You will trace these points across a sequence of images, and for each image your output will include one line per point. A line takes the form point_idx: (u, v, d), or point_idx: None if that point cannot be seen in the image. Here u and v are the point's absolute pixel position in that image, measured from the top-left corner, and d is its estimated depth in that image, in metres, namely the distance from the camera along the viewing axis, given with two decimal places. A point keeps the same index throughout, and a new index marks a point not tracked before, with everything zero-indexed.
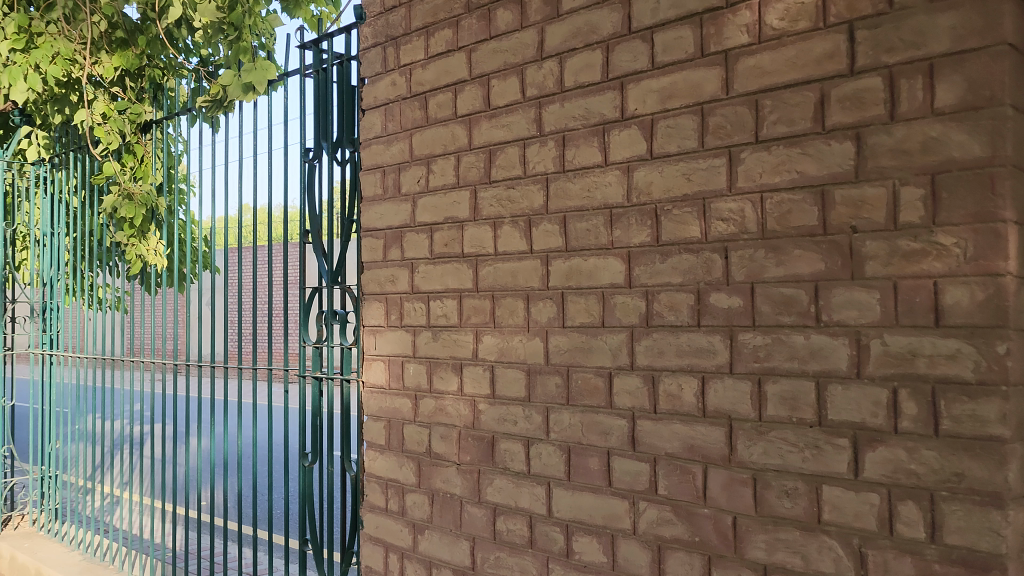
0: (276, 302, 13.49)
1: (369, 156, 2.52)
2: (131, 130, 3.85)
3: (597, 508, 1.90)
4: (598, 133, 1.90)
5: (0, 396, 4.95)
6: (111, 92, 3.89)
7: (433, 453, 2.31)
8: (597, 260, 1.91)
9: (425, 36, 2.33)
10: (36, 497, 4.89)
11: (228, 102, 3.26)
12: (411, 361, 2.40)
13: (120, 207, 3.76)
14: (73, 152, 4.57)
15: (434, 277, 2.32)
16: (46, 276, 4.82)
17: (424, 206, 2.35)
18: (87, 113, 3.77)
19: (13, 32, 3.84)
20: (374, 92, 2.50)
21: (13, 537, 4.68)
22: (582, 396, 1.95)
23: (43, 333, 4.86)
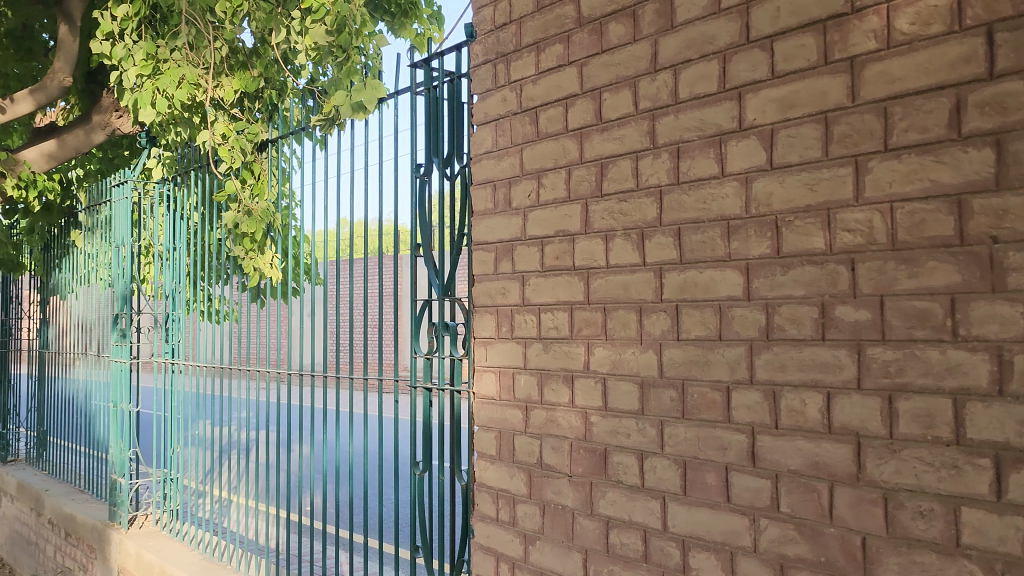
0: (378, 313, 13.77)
1: (480, 171, 2.57)
2: (250, 149, 4.03)
3: (716, 524, 1.87)
4: (715, 144, 1.88)
5: (127, 402, 5.24)
6: (231, 113, 4.09)
7: (544, 465, 2.32)
8: (714, 272, 1.89)
9: (536, 52, 2.35)
10: (159, 498, 5.15)
11: (340, 120, 3.37)
12: (522, 372, 2.42)
13: (241, 223, 3.95)
14: (195, 171, 4.82)
15: (545, 289, 2.34)
16: (169, 288, 5.08)
17: (535, 219, 2.37)
18: (209, 134, 3.97)
19: (142, 60, 4.08)
20: (485, 108, 2.54)
21: (139, 536, 4.93)
22: (698, 410, 1.92)
23: (166, 342, 5.13)
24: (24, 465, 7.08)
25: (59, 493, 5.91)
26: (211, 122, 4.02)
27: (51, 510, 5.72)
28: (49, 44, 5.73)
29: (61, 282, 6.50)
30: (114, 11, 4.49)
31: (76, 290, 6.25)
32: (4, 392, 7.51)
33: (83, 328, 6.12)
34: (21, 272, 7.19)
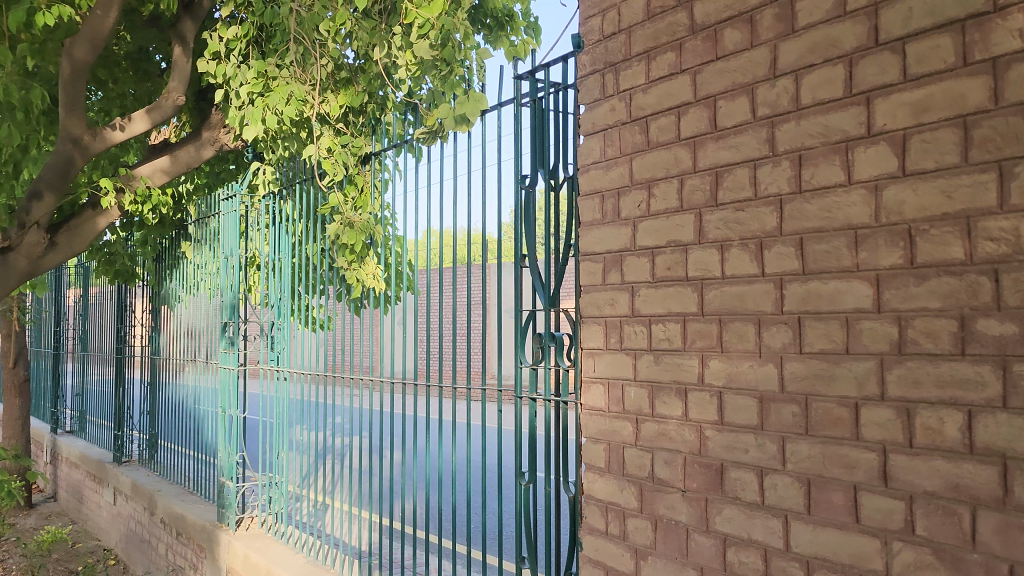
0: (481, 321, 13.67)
1: (588, 181, 2.55)
2: (353, 162, 4.09)
3: (843, 546, 1.80)
4: (841, 151, 1.82)
5: (234, 407, 5.44)
6: (336, 128, 4.18)
7: (656, 479, 2.28)
8: (839, 283, 1.82)
9: (647, 61, 2.33)
10: (264, 501, 5.30)
11: (443, 132, 3.38)
12: (631, 385, 2.38)
13: (343, 234, 4.00)
14: (300, 184, 4.96)
15: (656, 300, 2.29)
16: (275, 298, 5.24)
17: (644, 230, 2.34)
18: (315, 148, 4.08)
19: (253, 78, 4.29)
20: (593, 118, 2.53)
21: (246, 536, 5.09)
22: (824, 426, 1.85)
23: (271, 350, 5.29)
24: (137, 466, 7.42)
25: (170, 494, 6.17)
26: (317, 136, 4.12)
27: (164, 510, 5.97)
28: (162, 65, 6.00)
29: (172, 291, 6.79)
30: (223, 31, 4.67)
31: (186, 299, 6.52)
32: (119, 396, 7.89)
33: (193, 336, 6.38)
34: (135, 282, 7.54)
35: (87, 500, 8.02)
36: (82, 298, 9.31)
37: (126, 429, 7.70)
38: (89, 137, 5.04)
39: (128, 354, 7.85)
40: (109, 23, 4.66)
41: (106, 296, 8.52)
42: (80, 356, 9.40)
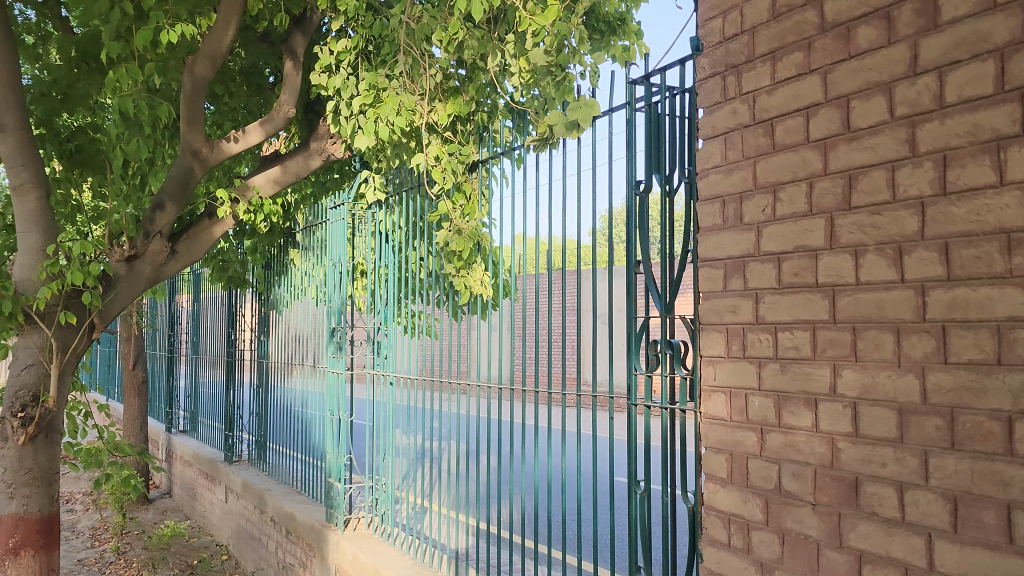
0: (590, 327, 13.40)
1: (707, 186, 2.50)
2: (461, 169, 4.17)
3: (995, 568, 1.71)
4: (992, 150, 1.74)
5: (341, 411, 5.58)
6: (443, 136, 4.26)
7: (783, 491, 2.21)
8: (990, 290, 1.73)
9: (772, 61, 2.27)
10: (370, 502, 5.42)
11: (554, 139, 3.40)
12: (756, 394, 2.31)
13: (452, 241, 4.08)
14: (405, 192, 5.05)
15: (782, 307, 2.22)
16: (380, 305, 5.35)
17: (770, 235, 2.27)
18: (424, 156, 4.15)
19: (365, 89, 4.37)
20: (713, 121, 2.48)
21: (354, 536, 5.22)
22: (972, 440, 1.76)
23: (376, 355, 5.40)
24: (246, 465, 7.69)
25: (279, 493, 6.37)
26: (426, 145, 4.19)
27: (274, 509, 6.17)
28: (270, 79, 6.22)
29: (280, 297, 7.02)
30: (334, 45, 4.79)
31: (293, 305, 6.74)
32: (230, 398, 8.21)
33: (301, 341, 6.58)
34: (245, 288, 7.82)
35: (200, 498, 8.38)
36: (195, 304, 9.73)
37: (237, 430, 8.00)
38: (208, 149, 5.27)
39: (237, 358, 8.15)
40: (227, 40, 4.89)
41: (217, 302, 8.88)
42: (193, 360, 9.82)
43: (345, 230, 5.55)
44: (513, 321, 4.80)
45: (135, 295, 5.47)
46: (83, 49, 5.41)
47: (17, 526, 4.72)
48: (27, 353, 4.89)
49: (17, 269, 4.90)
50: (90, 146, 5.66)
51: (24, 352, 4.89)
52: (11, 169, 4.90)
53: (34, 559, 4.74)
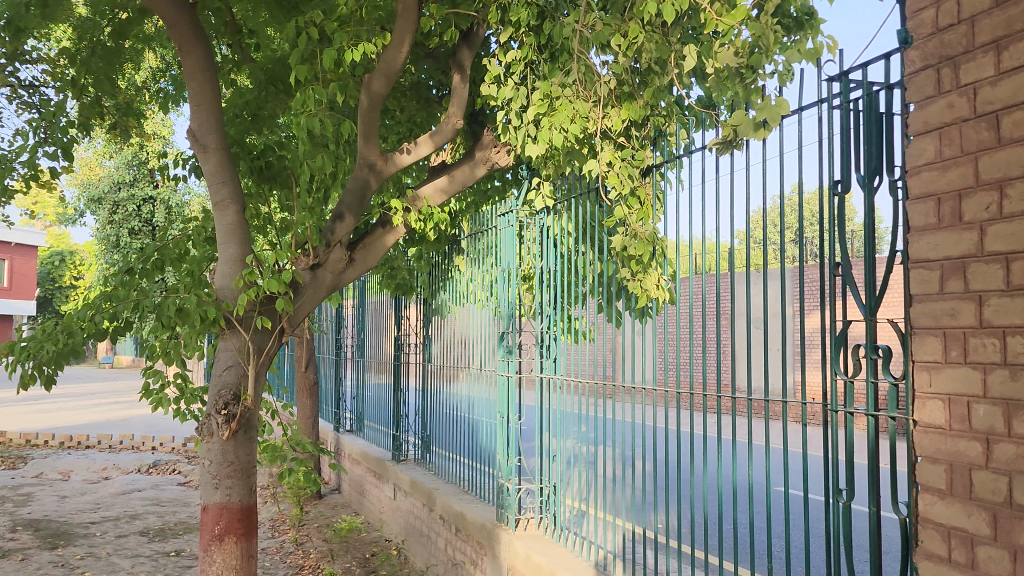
0: (750, 333, 12.91)
1: (919, 184, 2.40)
2: (636, 174, 4.23)
3: None
4: None
5: (511, 413, 5.69)
6: (617, 141, 4.35)
7: (1015, 505, 2.09)
8: None
9: (995, 51, 2.16)
10: (540, 504, 5.50)
11: (739, 141, 3.38)
12: (980, 402, 2.20)
13: (630, 246, 4.12)
14: (575, 198, 5.12)
15: (1012, 310, 2.10)
16: (546, 309, 5.44)
17: (995, 234, 2.15)
18: (598, 163, 4.20)
19: (539, 99, 4.48)
20: (925, 116, 2.38)
21: (526, 537, 5.31)
22: None
23: (543, 360, 5.46)
24: (413, 464, 7.98)
25: (448, 492, 6.58)
26: (599, 152, 4.24)
27: (444, 508, 6.39)
28: (438, 92, 6.42)
29: (445, 302, 7.26)
30: (503, 56, 4.93)
31: (458, 310, 6.95)
32: (395, 400, 8.55)
33: (466, 345, 6.78)
34: (411, 295, 8.11)
35: (369, 495, 8.77)
36: (361, 309, 10.23)
37: (403, 431, 8.31)
38: (383, 162, 5.54)
39: (404, 361, 8.48)
40: (402, 56, 5.08)
41: (383, 307, 9.28)
42: (359, 363, 10.31)
43: (515, 235, 5.68)
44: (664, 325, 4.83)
45: (318, 302, 5.79)
46: (269, 73, 5.98)
47: (222, 514, 5.14)
48: (228, 354, 5.33)
49: (218, 278, 5.36)
50: (278, 163, 6.02)
51: (226, 354, 5.34)
52: (213, 185, 5.37)
53: (236, 545, 5.14)
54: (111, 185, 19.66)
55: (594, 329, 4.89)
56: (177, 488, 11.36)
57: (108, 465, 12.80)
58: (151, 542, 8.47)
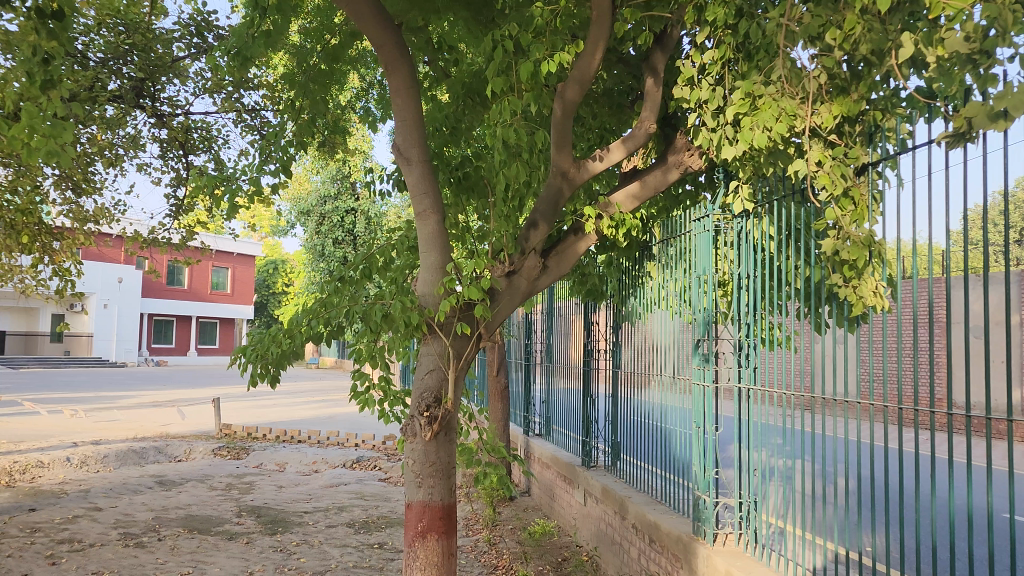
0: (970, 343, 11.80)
1: None
2: (850, 173, 3.99)
3: None
4: None
5: (708, 424, 5.48)
6: (829, 139, 4.15)
7: None
8: None
9: None
10: (739, 519, 5.27)
11: (974, 133, 3.08)
12: None
13: (844, 250, 3.89)
14: (779, 201, 4.89)
15: None
16: (744, 317, 5.19)
17: None
18: (806, 163, 4.03)
19: (740, 99, 4.33)
20: None
21: (726, 553, 5.11)
22: None
23: (742, 370, 5.21)
24: (604, 471, 7.93)
25: (641, 501, 6.49)
26: (807, 151, 4.06)
27: (638, 517, 6.30)
28: (632, 98, 6.38)
29: (635, 308, 7.18)
30: (700, 56, 4.82)
31: (650, 316, 6.82)
32: (586, 407, 8.53)
33: (658, 352, 6.64)
34: (601, 301, 8.03)
35: (559, 499, 8.85)
36: (549, 314, 10.35)
37: (593, 437, 8.27)
38: (575, 170, 5.54)
39: (594, 368, 8.45)
40: (595, 63, 5.08)
41: (572, 311, 9.34)
42: (548, 367, 10.43)
43: (712, 240, 5.49)
44: (864, 338, 4.51)
45: (513, 308, 5.86)
46: (468, 86, 6.24)
47: (424, 512, 5.37)
48: (430, 359, 5.56)
49: (421, 285, 5.59)
50: (475, 173, 6.34)
51: (428, 358, 5.58)
52: (416, 197, 5.62)
53: (437, 543, 5.35)
54: (318, 199, 21.23)
55: (797, 336, 4.65)
56: (378, 484, 12.02)
57: (318, 458, 13.75)
58: (357, 534, 8.99)
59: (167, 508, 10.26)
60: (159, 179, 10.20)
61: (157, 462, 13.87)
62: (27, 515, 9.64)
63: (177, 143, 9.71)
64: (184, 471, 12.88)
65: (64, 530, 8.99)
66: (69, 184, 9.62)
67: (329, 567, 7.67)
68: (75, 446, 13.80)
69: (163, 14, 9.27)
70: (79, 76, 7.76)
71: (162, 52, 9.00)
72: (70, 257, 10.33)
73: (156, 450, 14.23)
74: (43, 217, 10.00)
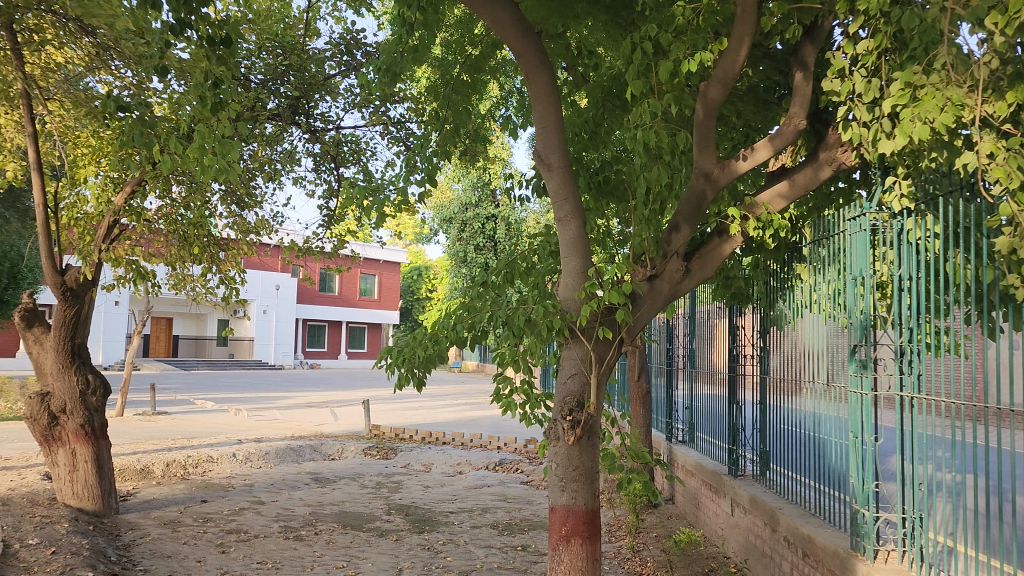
0: None
1: None
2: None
3: None
4: None
5: (867, 434, 5.18)
6: (1001, 129, 3.86)
7: None
8: None
9: None
10: (903, 535, 4.95)
11: None
12: None
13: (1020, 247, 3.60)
14: (944, 197, 4.58)
15: None
16: (906, 321, 4.87)
17: None
18: (976, 155, 3.76)
19: (899, 89, 4.11)
20: None
21: (888, 571, 4.81)
22: None
23: (903, 377, 4.89)
24: (752, 481, 7.67)
25: (793, 513, 6.23)
26: (976, 143, 3.79)
27: (790, 530, 6.04)
28: (781, 95, 6.17)
29: (784, 313, 6.91)
30: (853, 47, 4.60)
31: (800, 320, 6.54)
32: (732, 414, 8.29)
33: (810, 358, 6.36)
34: (748, 305, 7.77)
35: (704, 508, 8.63)
36: (691, 318, 10.14)
37: (740, 446, 8.01)
38: (719, 170, 5.38)
39: (739, 373, 8.19)
40: (740, 60, 4.93)
41: (716, 315, 9.10)
42: (691, 373, 10.21)
43: (869, 239, 5.20)
44: None
45: (657, 312, 5.76)
46: (607, 89, 6.28)
47: (568, 516, 5.39)
48: (572, 363, 5.58)
49: (563, 290, 5.62)
50: (615, 177, 6.30)
51: (570, 363, 5.60)
52: (557, 202, 5.65)
53: (581, 547, 5.35)
54: (460, 207, 21.74)
55: (965, 341, 4.33)
56: (521, 487, 12.16)
57: (462, 460, 14.08)
58: (500, 535, 9.13)
59: (323, 504, 10.80)
60: (313, 191, 10.76)
61: (313, 460, 14.63)
62: (200, 506, 10.41)
63: (329, 156, 10.23)
64: (338, 470, 13.52)
65: (232, 521, 9.64)
66: (234, 199, 10.34)
67: (474, 566, 7.83)
68: (240, 443, 14.77)
69: (316, 35, 9.79)
70: (243, 99, 8.35)
71: (316, 71, 9.50)
72: (235, 266, 11.09)
73: (313, 449, 15.01)
74: (211, 230, 10.79)
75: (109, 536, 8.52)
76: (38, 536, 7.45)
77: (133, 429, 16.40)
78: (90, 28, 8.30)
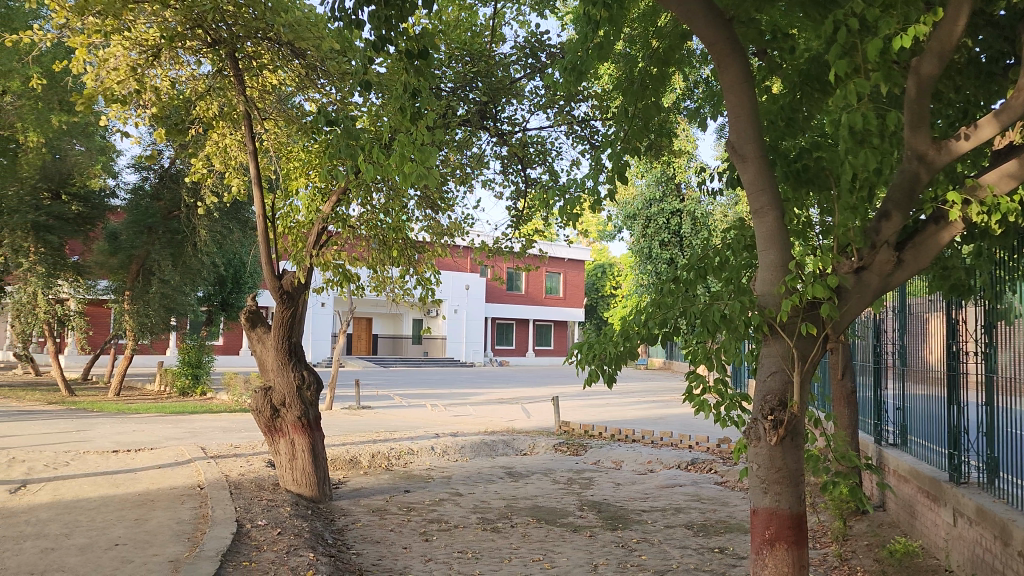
0: None
1: None
2: None
3: None
4: None
5: None
6: None
7: None
8: None
9: None
10: None
11: None
12: None
13: None
14: None
15: None
16: None
17: None
18: None
19: None
20: None
21: None
22: None
23: None
24: (978, 489, 6.99)
25: None
26: None
27: None
28: (1008, 64, 5.65)
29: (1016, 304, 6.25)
30: None
31: None
32: (953, 416, 7.59)
33: None
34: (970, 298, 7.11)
35: (922, 517, 7.98)
36: (901, 312, 9.45)
37: (963, 451, 7.31)
38: (935, 151, 4.94)
39: (961, 372, 7.52)
40: (959, 28, 4.58)
41: (930, 309, 8.43)
42: (902, 370, 9.51)
43: None
44: None
45: (864, 307, 5.36)
46: (803, 73, 6.17)
47: (771, 519, 5.19)
48: (772, 361, 5.34)
49: (761, 285, 5.40)
50: (815, 164, 5.96)
51: (769, 360, 5.36)
52: (753, 194, 5.44)
53: (787, 552, 5.13)
54: (644, 202, 21.61)
55: None
56: (715, 487, 11.86)
57: (652, 458, 13.92)
58: (696, 536, 8.95)
59: (517, 497, 11.08)
60: (501, 193, 11.03)
61: (506, 455, 15.04)
62: (404, 496, 11.00)
63: (516, 158, 10.46)
64: (530, 465, 13.81)
65: (433, 512, 10.11)
66: (428, 203, 10.83)
67: (671, 567, 7.72)
68: (437, 437, 15.47)
69: (501, 41, 10.07)
70: (436, 107, 8.81)
71: (502, 75, 9.72)
72: (430, 267, 11.59)
73: (505, 444, 15.43)
74: (409, 233, 11.35)
75: (326, 520, 9.21)
76: (266, 517, 8.20)
77: (341, 422, 17.64)
78: (299, 51, 8.99)
